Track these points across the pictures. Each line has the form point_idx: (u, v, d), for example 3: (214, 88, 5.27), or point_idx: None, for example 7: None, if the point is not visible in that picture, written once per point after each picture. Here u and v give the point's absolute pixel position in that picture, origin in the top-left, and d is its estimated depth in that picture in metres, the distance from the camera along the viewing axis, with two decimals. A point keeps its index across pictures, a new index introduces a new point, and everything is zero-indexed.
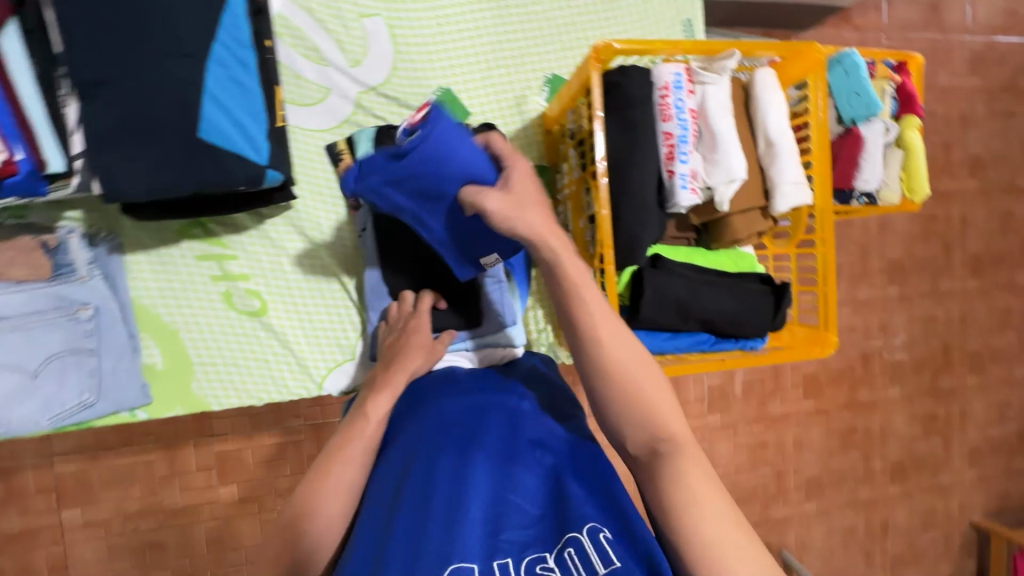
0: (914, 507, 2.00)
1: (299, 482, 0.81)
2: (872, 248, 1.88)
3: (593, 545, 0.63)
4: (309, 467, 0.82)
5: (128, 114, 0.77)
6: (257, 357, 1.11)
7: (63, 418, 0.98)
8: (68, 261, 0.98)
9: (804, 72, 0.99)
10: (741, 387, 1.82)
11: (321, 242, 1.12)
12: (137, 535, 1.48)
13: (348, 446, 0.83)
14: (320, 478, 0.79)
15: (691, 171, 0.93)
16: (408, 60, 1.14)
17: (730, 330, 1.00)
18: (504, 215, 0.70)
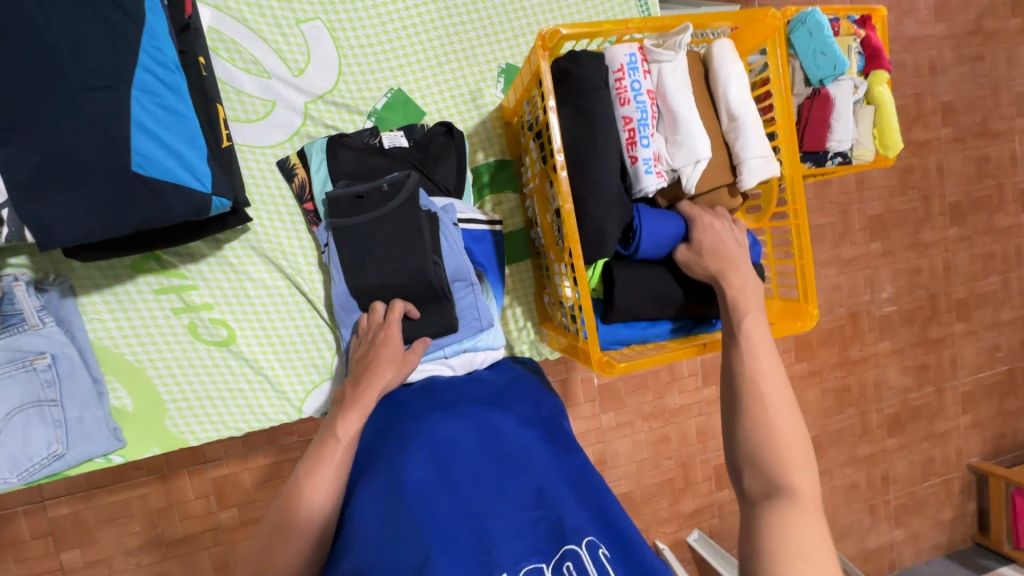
0: (913, 457, 2.02)
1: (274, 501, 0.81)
2: (852, 206, 1.87)
3: (591, 560, 0.70)
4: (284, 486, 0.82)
5: (49, 153, 0.72)
6: (232, 387, 1.08)
7: (32, 473, 0.93)
8: (17, 310, 0.92)
9: (762, 38, 0.95)
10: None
11: (283, 263, 1.08)
12: (140, 570, 1.45)
13: (322, 470, 0.82)
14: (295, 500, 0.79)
15: (654, 155, 0.90)
16: (354, 64, 1.10)
17: (708, 311, 0.96)
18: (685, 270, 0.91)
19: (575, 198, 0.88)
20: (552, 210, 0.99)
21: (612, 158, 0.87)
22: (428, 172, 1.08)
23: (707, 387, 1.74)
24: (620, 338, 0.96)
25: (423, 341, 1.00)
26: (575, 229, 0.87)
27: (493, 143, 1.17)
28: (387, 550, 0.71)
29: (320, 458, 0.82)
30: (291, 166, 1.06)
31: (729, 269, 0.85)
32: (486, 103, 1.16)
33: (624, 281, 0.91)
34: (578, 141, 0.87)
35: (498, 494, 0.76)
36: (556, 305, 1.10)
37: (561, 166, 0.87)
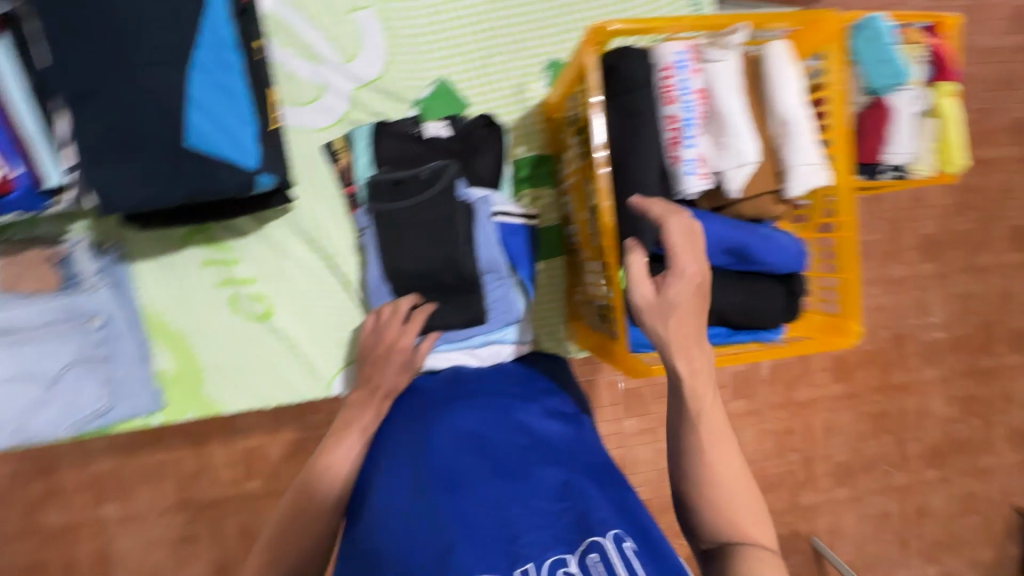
0: (952, 492, 1.92)
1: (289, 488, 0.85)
2: (903, 224, 1.78)
3: (616, 552, 0.67)
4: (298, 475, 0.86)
5: (114, 126, 0.77)
6: (266, 360, 1.11)
7: (82, 425, 1.00)
8: (77, 272, 1.00)
9: (823, 42, 0.92)
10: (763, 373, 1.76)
11: (322, 244, 1.11)
12: (171, 529, 1.53)
13: (337, 464, 0.85)
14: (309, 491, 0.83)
15: (699, 156, 0.88)
16: (403, 53, 1.12)
17: (744, 321, 0.95)
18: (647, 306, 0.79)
19: (613, 196, 0.87)
20: (589, 207, 0.98)
21: (654, 158, 0.86)
22: (467, 163, 1.09)
23: (735, 401, 1.75)
24: (650, 341, 0.95)
25: (430, 339, 1.01)
26: (611, 227, 0.85)
27: (534, 137, 1.17)
28: (409, 534, 0.73)
29: (332, 451, 0.87)
30: (335, 150, 1.09)
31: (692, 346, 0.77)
32: (530, 97, 1.16)
33: (658, 284, 0.90)
34: (621, 140, 0.87)
35: (520, 486, 0.77)
36: (586, 304, 1.09)
37: (603, 164, 0.85)
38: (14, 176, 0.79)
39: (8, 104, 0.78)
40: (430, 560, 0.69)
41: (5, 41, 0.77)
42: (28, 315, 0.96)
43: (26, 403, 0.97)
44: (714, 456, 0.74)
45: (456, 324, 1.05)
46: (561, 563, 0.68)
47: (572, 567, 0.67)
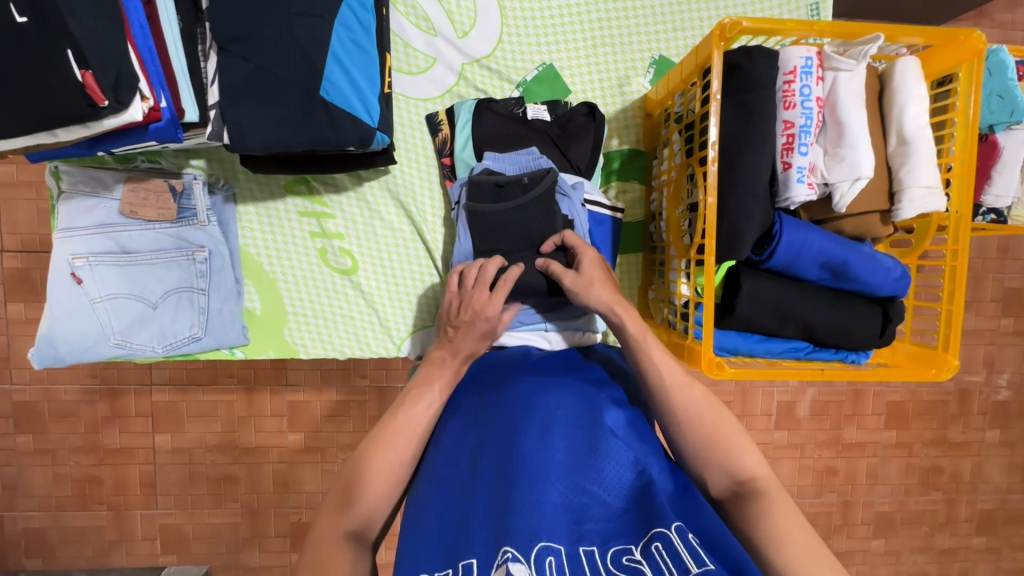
0: (999, 564, 1.81)
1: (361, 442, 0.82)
2: (986, 273, 1.69)
3: (682, 543, 0.64)
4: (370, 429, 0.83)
5: (258, 71, 0.82)
6: (343, 312, 1.16)
7: (174, 347, 1.07)
8: (191, 205, 1.06)
9: (957, 61, 0.88)
10: (809, 408, 1.71)
11: (413, 210, 1.15)
12: (214, 466, 1.61)
13: (408, 410, 0.84)
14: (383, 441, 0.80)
15: (809, 165, 0.86)
16: (514, 34, 1.14)
17: (833, 339, 0.92)
18: (576, 290, 0.94)
19: (718, 194, 0.87)
20: (685, 204, 0.98)
21: (765, 161, 0.85)
22: (562, 149, 1.10)
23: (777, 431, 1.70)
24: (730, 345, 0.94)
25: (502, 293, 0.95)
26: (712, 225, 0.86)
27: (630, 130, 1.17)
28: (472, 491, 0.74)
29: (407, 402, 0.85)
30: (438, 121, 1.12)
31: (619, 303, 0.92)
32: (631, 91, 1.16)
33: (749, 289, 0.89)
34: (734, 138, 0.86)
35: (587, 467, 0.76)
36: (662, 301, 1.10)
37: (713, 161, 0.84)
38: (161, 106, 0.82)
39: (162, 38, 0.83)
40: (490, 524, 0.69)
41: None
42: (145, 239, 1.05)
43: (130, 320, 1.05)
44: (686, 403, 0.82)
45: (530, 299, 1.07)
46: (624, 552, 0.65)
47: (636, 556, 0.64)
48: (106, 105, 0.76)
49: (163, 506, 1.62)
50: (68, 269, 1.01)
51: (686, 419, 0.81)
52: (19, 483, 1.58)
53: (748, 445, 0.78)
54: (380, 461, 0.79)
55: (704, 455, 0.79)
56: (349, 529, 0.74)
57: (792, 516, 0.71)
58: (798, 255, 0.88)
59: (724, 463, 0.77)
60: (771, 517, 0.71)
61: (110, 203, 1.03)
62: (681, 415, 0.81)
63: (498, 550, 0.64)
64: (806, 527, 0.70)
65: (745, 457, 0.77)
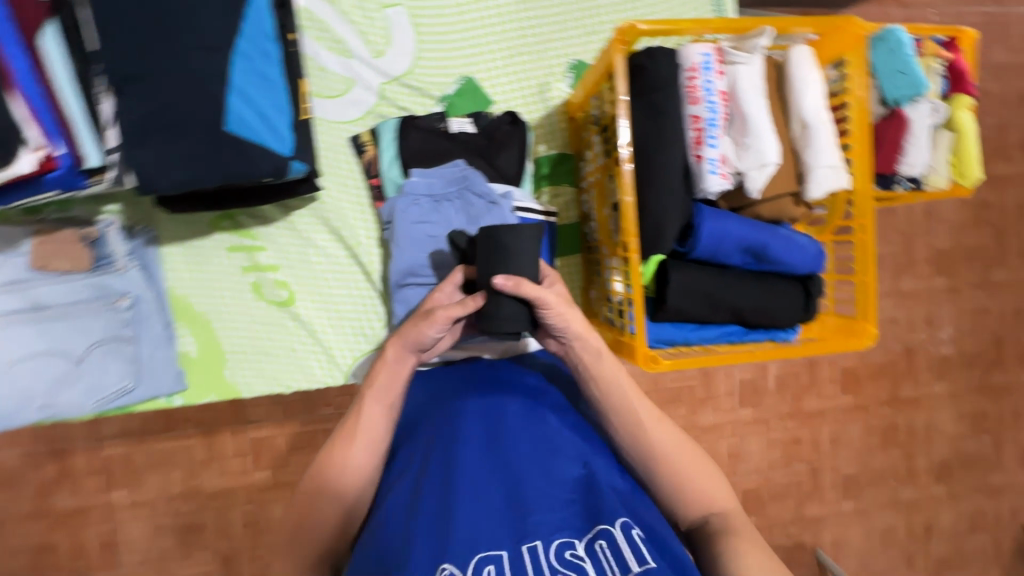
0: (961, 509, 1.90)
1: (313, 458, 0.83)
2: (916, 236, 1.78)
3: (625, 540, 0.68)
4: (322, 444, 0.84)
5: (157, 109, 0.78)
6: (285, 345, 1.13)
7: (106, 402, 1.03)
8: (107, 252, 1.02)
9: (842, 49, 0.94)
10: (774, 380, 1.76)
11: (345, 234, 1.13)
12: (180, 516, 1.52)
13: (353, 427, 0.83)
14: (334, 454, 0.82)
15: (720, 156, 0.90)
16: (430, 50, 1.14)
17: (762, 321, 0.96)
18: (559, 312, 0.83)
19: (636, 192, 0.89)
20: (610, 203, 1.00)
21: (678, 155, 0.88)
22: (490, 159, 1.11)
23: (742, 409, 1.74)
24: (666, 337, 0.96)
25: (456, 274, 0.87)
26: (633, 222, 0.87)
27: (555, 135, 1.19)
28: (415, 504, 0.73)
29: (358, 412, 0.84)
30: (362, 142, 1.11)
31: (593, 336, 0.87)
32: (552, 96, 1.18)
33: (677, 281, 0.91)
34: (645, 137, 0.88)
35: (534, 466, 0.76)
36: (602, 300, 1.11)
37: (627, 160, 0.87)
38: (57, 155, 0.79)
39: (52, 81, 0.79)
40: (433, 542, 0.69)
41: (53, 23, 0.79)
42: (60, 292, 1.00)
43: (53, 379, 1.00)
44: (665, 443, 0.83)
45: None
46: (568, 545, 0.68)
47: (579, 551, 0.67)
48: None
49: (127, 566, 1.51)
50: None
51: (664, 459, 0.82)
52: None
53: (709, 475, 0.83)
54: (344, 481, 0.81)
55: (674, 487, 0.82)
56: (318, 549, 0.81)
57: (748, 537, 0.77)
58: (719, 243, 0.92)
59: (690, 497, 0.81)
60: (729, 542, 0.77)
61: (18, 260, 0.98)
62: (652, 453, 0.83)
63: (438, 566, 0.66)
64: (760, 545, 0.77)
65: (713, 487, 0.82)
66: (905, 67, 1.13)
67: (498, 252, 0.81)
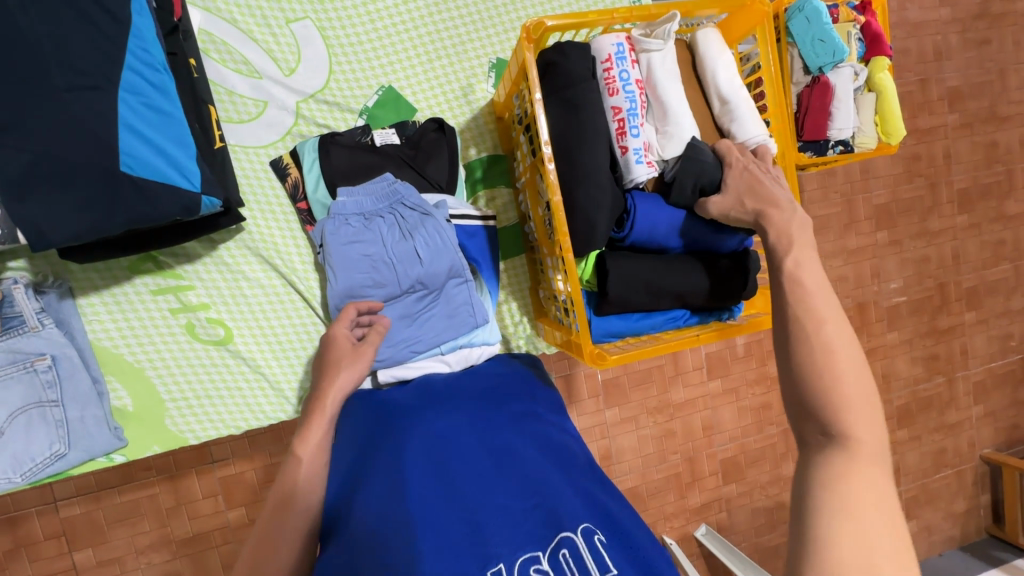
0: (924, 449, 1.99)
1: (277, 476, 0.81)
2: (857, 195, 1.84)
3: (587, 547, 0.68)
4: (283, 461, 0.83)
5: (39, 156, 0.73)
6: (230, 385, 1.09)
7: (36, 472, 0.95)
8: (16, 312, 0.94)
9: (751, 24, 0.93)
10: (743, 347, 1.79)
11: (279, 263, 1.09)
12: (153, 568, 1.44)
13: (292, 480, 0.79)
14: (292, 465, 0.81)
15: (645, 145, 0.89)
16: (344, 62, 1.10)
17: (705, 303, 0.96)
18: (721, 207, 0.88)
19: (565, 190, 0.88)
20: (543, 202, 0.99)
21: (601, 148, 0.87)
22: (419, 169, 1.08)
23: (711, 381, 1.76)
24: (613, 330, 0.96)
25: (349, 313, 0.97)
26: (564, 222, 0.88)
27: (485, 137, 1.17)
28: (378, 540, 0.71)
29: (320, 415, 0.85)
30: (283, 165, 1.07)
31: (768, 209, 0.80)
32: (477, 98, 1.16)
33: (616, 273, 0.90)
34: (565, 133, 0.87)
35: (491, 481, 0.76)
36: (550, 298, 1.11)
37: (549, 160, 0.86)
38: None
39: None
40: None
41: None
42: None
43: None
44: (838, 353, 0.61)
45: (413, 329, 1.03)
46: (532, 561, 0.68)
47: (543, 565, 0.67)
48: None
49: None
50: None
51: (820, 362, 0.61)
52: None
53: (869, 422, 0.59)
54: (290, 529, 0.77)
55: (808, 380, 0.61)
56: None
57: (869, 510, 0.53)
58: (654, 229, 0.92)
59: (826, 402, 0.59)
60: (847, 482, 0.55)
61: None
62: (815, 326, 0.63)
63: None
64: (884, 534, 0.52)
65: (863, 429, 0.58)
66: (825, 35, 1.16)
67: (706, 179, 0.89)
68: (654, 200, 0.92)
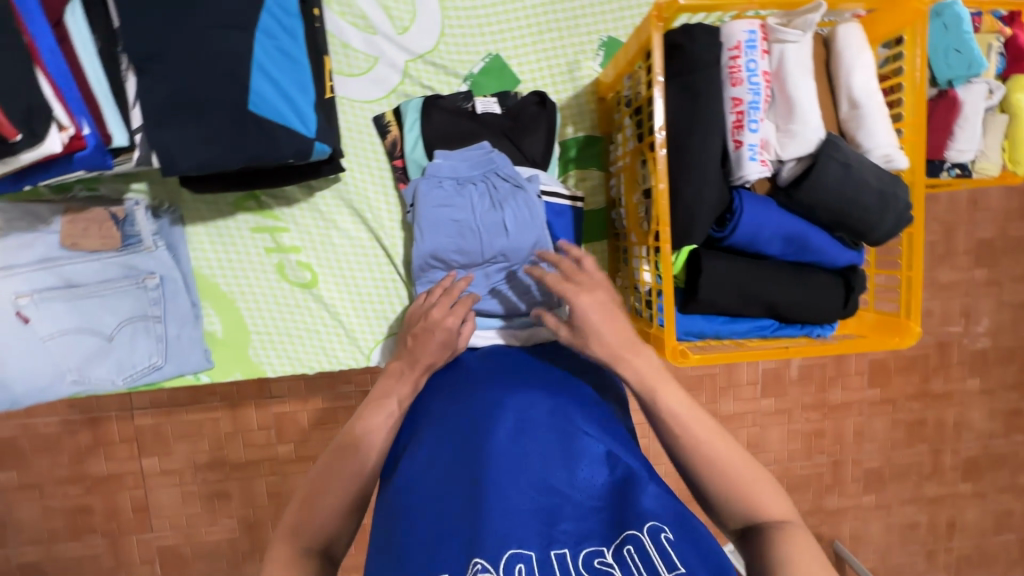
0: (987, 507, 1.84)
1: (350, 419, 0.85)
2: (958, 226, 1.69)
3: (653, 545, 0.63)
4: (359, 408, 0.88)
5: (178, 89, 0.77)
6: (308, 326, 1.14)
7: (135, 378, 1.05)
8: (135, 231, 1.02)
9: (901, 24, 0.86)
10: (799, 370, 1.71)
11: (369, 217, 1.12)
12: (207, 484, 1.56)
13: (375, 433, 0.83)
14: (371, 410, 0.86)
15: (761, 142, 0.84)
16: (456, 26, 1.10)
17: (799, 316, 0.92)
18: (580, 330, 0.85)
19: (670, 178, 0.85)
20: (641, 190, 0.96)
21: (715, 139, 0.83)
22: (516, 142, 1.08)
23: (764, 399, 1.70)
24: (695, 330, 0.93)
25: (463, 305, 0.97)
26: (666, 211, 0.84)
27: (585, 117, 1.15)
28: (443, 501, 0.72)
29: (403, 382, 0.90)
30: (385, 122, 1.09)
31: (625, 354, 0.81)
32: (582, 75, 1.14)
33: (709, 270, 0.87)
34: (681, 120, 0.83)
35: (559, 464, 0.74)
36: (629, 288, 1.09)
37: (661, 145, 0.82)
38: (84, 133, 0.77)
39: (77, 61, 0.78)
40: (464, 543, 0.66)
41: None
42: (92, 271, 1.01)
43: (85, 355, 1.02)
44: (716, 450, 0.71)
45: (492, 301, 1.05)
46: (597, 553, 0.64)
47: (608, 560, 0.64)
48: (19, 139, 0.71)
49: (157, 528, 1.56)
50: (13, 308, 0.97)
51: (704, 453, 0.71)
52: (8, 519, 1.53)
53: (777, 494, 0.69)
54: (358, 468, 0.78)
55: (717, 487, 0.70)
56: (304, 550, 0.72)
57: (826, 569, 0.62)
58: (757, 232, 0.88)
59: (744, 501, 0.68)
60: (789, 552, 0.63)
61: (50, 237, 0.99)
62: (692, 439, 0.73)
63: (470, 562, 0.63)
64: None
65: (765, 497, 0.68)
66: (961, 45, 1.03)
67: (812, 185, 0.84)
68: (762, 201, 0.88)
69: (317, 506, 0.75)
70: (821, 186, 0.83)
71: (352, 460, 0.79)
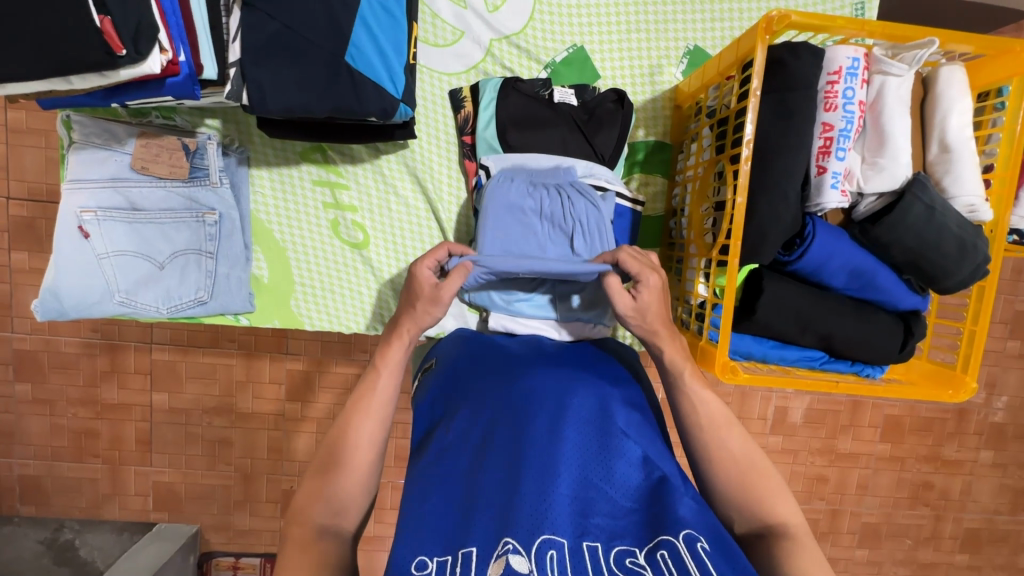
0: None
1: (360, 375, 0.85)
2: (999, 293, 1.64)
3: (689, 552, 0.59)
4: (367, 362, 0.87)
5: (281, 29, 0.80)
6: (352, 285, 1.14)
7: (179, 309, 1.06)
8: (203, 165, 1.03)
9: (1008, 74, 0.85)
10: (804, 415, 1.68)
11: (430, 187, 1.12)
12: (210, 430, 1.56)
13: (369, 398, 0.81)
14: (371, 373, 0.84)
15: (845, 171, 0.83)
16: (546, 12, 1.10)
17: (853, 353, 0.90)
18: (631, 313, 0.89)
19: (747, 195, 0.84)
20: (711, 201, 0.96)
21: (801, 162, 0.82)
22: (588, 136, 1.07)
23: (773, 435, 1.67)
24: (744, 350, 0.92)
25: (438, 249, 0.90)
26: (740, 225, 0.83)
27: (658, 122, 1.14)
28: (474, 479, 0.71)
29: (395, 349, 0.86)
30: (461, 98, 1.08)
31: (663, 334, 0.89)
32: (662, 81, 1.13)
33: (772, 292, 0.86)
34: (769, 137, 0.82)
35: (596, 462, 0.72)
36: (677, 299, 1.09)
37: (746, 160, 0.82)
38: (180, 60, 0.78)
39: None
40: (494, 521, 0.65)
41: None
42: (155, 198, 1.02)
43: (136, 278, 1.03)
44: (712, 424, 0.81)
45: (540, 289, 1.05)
46: (628, 553, 0.61)
47: (640, 560, 0.60)
48: (124, 54, 0.72)
49: (156, 464, 1.56)
50: (76, 222, 0.99)
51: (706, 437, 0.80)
52: (16, 431, 1.53)
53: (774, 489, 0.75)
54: (362, 428, 0.79)
55: (716, 474, 0.78)
56: (323, 520, 0.72)
57: (803, 540, 0.71)
58: (825, 261, 0.86)
59: (736, 489, 0.76)
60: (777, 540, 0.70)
61: (122, 157, 1.01)
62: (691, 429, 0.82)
63: (499, 541, 0.61)
64: (810, 560, 0.70)
65: (758, 482, 0.76)
66: None
67: (895, 222, 0.82)
68: (834, 231, 0.86)
69: (335, 460, 0.76)
70: (905, 225, 0.82)
71: (357, 416, 0.80)
